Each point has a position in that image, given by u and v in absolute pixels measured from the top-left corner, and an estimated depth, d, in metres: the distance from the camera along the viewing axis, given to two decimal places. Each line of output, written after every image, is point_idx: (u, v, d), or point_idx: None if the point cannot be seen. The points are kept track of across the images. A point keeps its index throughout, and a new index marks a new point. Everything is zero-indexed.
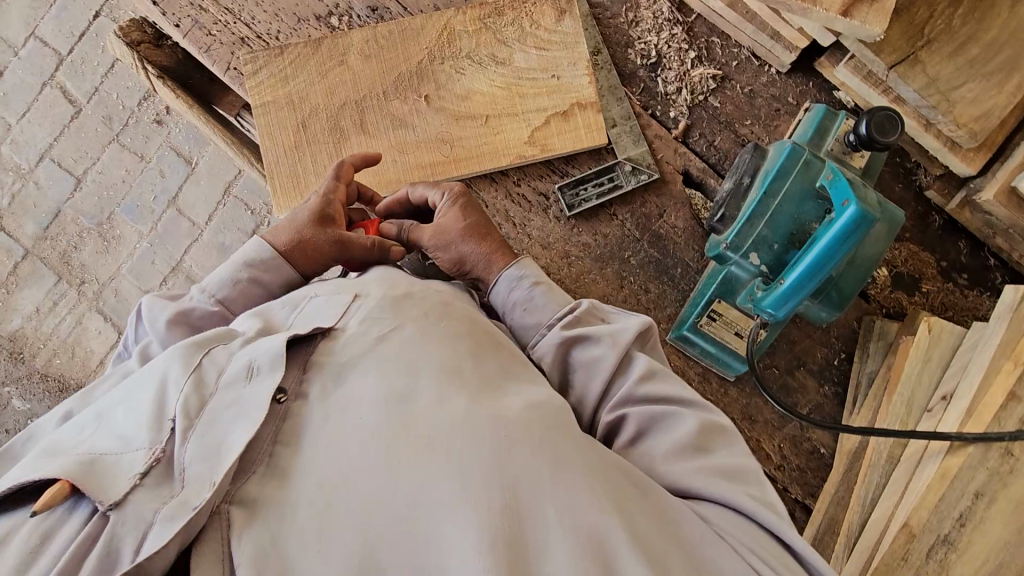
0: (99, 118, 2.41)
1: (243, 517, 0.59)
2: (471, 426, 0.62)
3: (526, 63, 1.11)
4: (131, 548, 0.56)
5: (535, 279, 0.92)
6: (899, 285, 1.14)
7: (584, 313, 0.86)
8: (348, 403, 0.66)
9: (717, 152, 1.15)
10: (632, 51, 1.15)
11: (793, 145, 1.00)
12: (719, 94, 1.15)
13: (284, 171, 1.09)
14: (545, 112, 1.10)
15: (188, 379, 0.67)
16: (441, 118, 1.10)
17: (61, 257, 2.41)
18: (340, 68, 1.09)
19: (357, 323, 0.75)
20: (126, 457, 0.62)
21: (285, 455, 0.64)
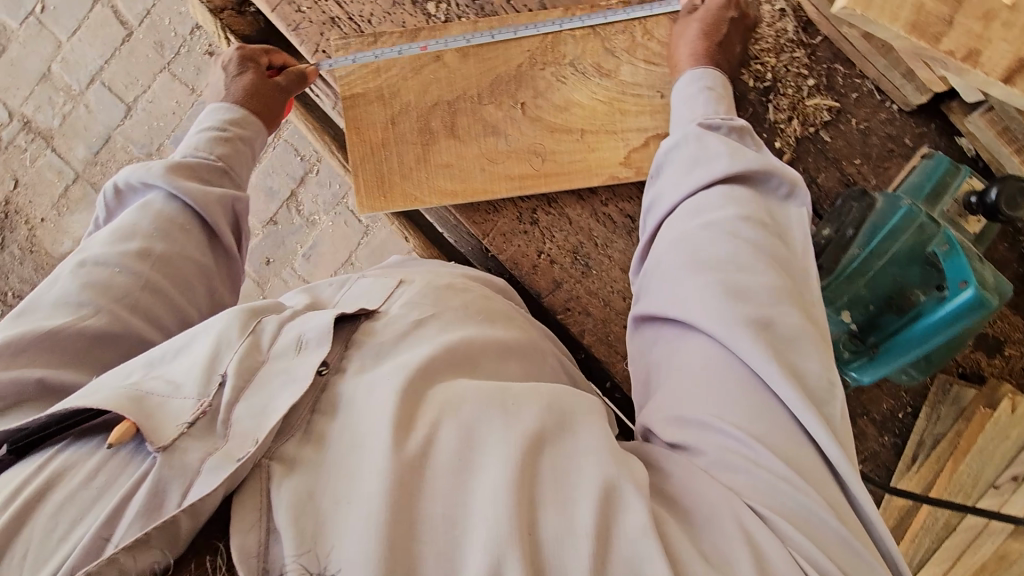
0: (151, 44, 2.33)
1: (284, 471, 0.56)
2: (483, 398, 0.64)
3: (633, 77, 1.04)
4: (178, 494, 0.54)
5: (711, 84, 0.94)
6: (980, 345, 1.12)
7: (733, 127, 0.89)
8: (377, 380, 0.65)
9: (818, 190, 1.09)
10: (746, 70, 1.07)
11: (911, 205, 0.94)
12: (831, 128, 1.08)
13: (370, 170, 1.06)
14: (645, 133, 1.04)
15: (243, 341, 0.66)
16: (536, 129, 1.05)
17: (111, 185, 2.41)
18: (436, 64, 1.03)
19: (399, 307, 0.78)
20: (175, 403, 0.60)
21: (322, 424, 0.62)
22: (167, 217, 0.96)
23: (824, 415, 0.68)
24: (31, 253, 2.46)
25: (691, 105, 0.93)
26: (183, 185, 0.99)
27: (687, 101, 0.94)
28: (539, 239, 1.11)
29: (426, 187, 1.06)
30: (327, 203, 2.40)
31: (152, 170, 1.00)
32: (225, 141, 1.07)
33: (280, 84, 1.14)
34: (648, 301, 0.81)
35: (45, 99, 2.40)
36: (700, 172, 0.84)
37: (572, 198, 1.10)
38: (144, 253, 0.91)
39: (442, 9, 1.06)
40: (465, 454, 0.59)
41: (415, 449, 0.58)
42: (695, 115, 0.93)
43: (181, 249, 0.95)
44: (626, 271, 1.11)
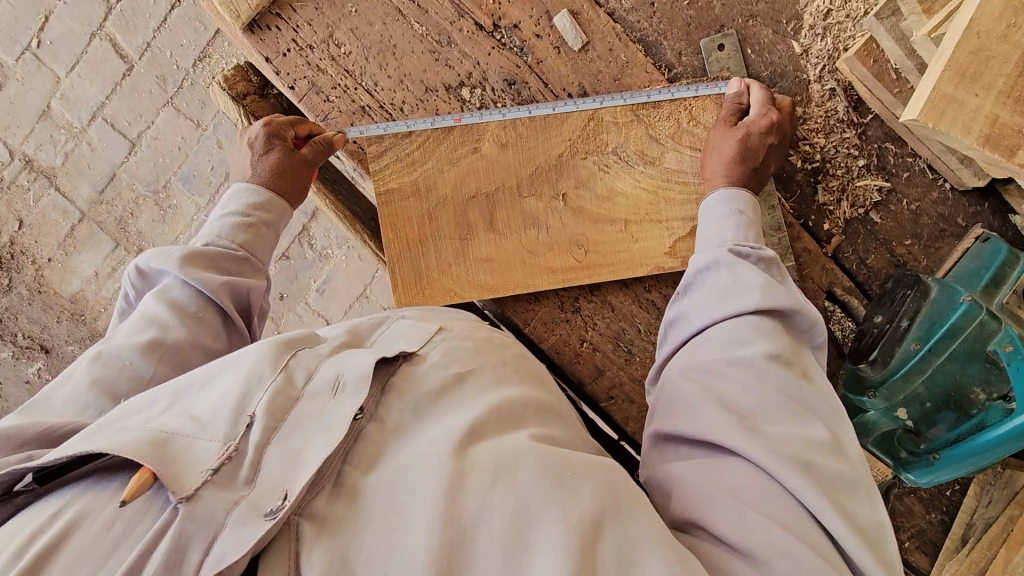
0: (153, 78, 2.26)
1: (315, 531, 0.57)
2: (534, 464, 0.63)
3: (678, 165, 1.00)
4: (200, 550, 0.53)
5: (743, 206, 0.91)
6: None
7: (764, 257, 0.87)
8: (421, 441, 0.66)
9: (867, 272, 1.06)
10: (794, 151, 1.03)
11: (969, 302, 0.92)
12: (882, 208, 1.05)
13: (408, 265, 1.03)
14: (691, 222, 1.01)
15: (278, 375, 0.67)
16: (578, 220, 1.01)
17: (118, 223, 2.37)
18: (473, 156, 0.99)
19: (440, 355, 0.77)
20: (199, 445, 0.60)
21: (352, 477, 0.63)
22: (180, 306, 0.85)
23: (853, 516, 0.67)
24: (39, 294, 2.42)
25: (722, 225, 0.91)
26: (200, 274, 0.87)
27: (718, 221, 0.91)
28: (581, 327, 1.08)
29: (466, 283, 1.03)
30: (341, 238, 2.36)
31: (169, 257, 0.89)
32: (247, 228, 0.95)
33: (308, 160, 0.99)
34: (669, 424, 0.78)
35: (45, 137, 2.33)
36: (728, 306, 0.82)
37: (615, 285, 1.06)
38: (155, 344, 0.80)
39: (477, 94, 1.02)
40: (518, 523, 0.58)
41: (461, 517, 0.58)
42: (726, 239, 0.90)
43: (194, 337, 0.84)
44: None
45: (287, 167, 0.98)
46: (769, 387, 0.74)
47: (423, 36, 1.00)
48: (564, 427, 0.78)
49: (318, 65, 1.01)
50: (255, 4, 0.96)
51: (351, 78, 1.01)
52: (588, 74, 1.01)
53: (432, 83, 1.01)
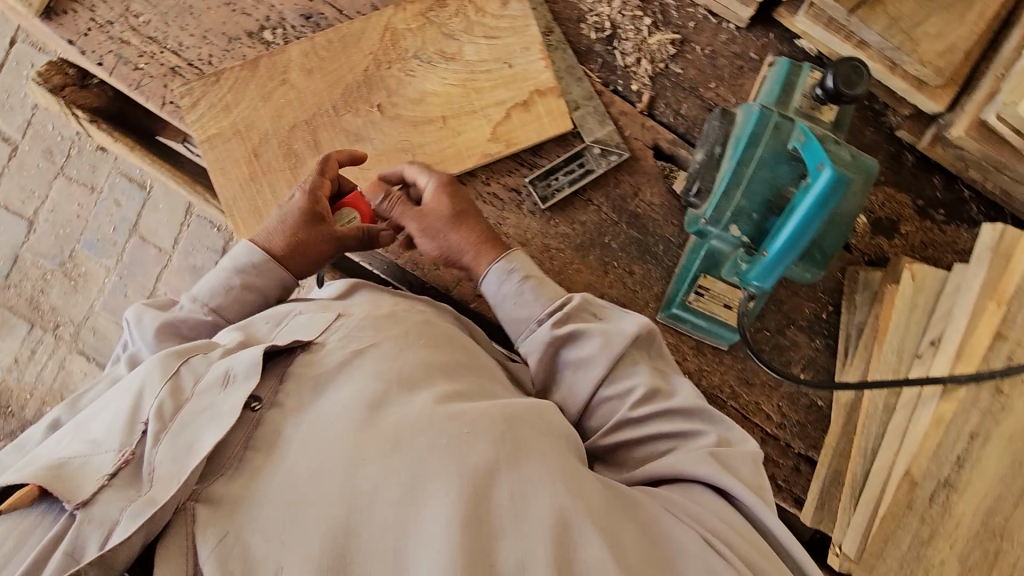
0: (39, 154, 2.29)
1: (207, 512, 0.70)
2: (434, 423, 0.76)
3: (477, 55, 1.06)
4: (97, 540, 0.66)
5: (523, 274, 1.00)
6: (878, 230, 1.15)
7: (573, 309, 0.97)
8: (323, 411, 0.79)
9: (685, 121, 1.12)
10: (586, 25, 1.11)
11: (762, 109, 0.98)
12: (679, 59, 1.12)
13: (243, 206, 1.04)
14: (504, 104, 1.06)
15: (163, 387, 0.78)
16: (398, 126, 1.05)
17: (30, 303, 2.33)
18: (284, 87, 1.04)
19: (338, 338, 0.88)
20: (95, 459, 0.72)
21: (252, 458, 0.75)
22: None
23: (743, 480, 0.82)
24: None
25: (522, 303, 0.99)
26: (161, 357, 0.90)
27: (514, 301, 0.99)
28: (432, 233, 1.09)
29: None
30: None
31: (146, 330, 0.94)
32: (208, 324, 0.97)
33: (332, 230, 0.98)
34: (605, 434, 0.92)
35: None
36: (609, 383, 0.92)
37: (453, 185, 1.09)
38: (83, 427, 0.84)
39: (278, 34, 1.06)
40: (413, 481, 0.71)
41: (361, 485, 0.71)
42: (530, 313, 0.98)
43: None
44: (525, 244, 1.10)
45: (306, 234, 0.96)
46: (682, 455, 0.85)
47: None
48: (471, 374, 0.91)
49: (121, 39, 1.05)
50: None
51: (156, 44, 1.06)
52: None
53: (234, 34, 1.06)
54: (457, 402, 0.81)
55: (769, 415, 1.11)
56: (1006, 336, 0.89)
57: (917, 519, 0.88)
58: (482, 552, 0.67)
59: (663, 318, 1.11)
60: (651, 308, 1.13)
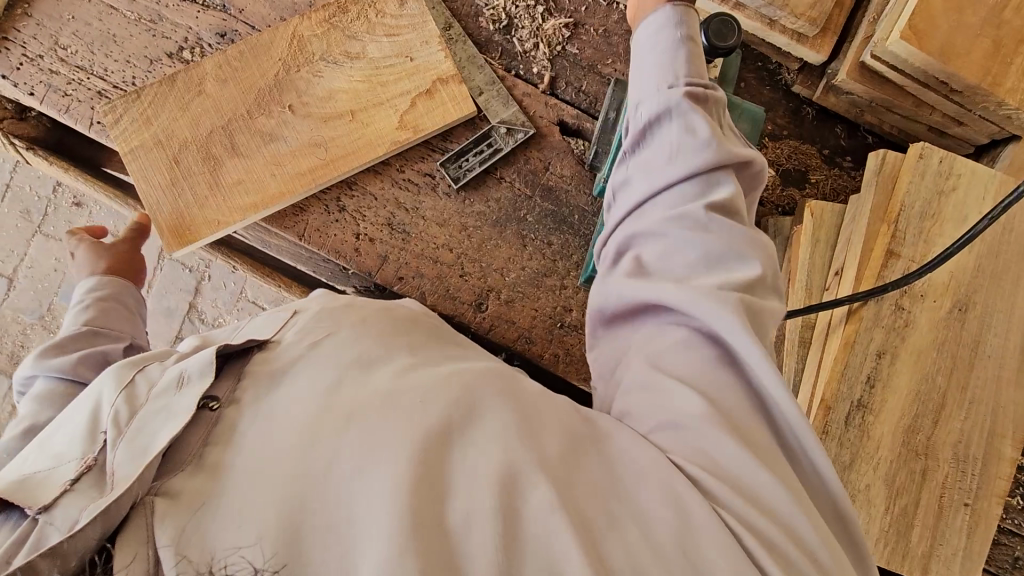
0: (18, 214, 2.39)
1: (167, 504, 0.57)
2: (394, 397, 0.64)
3: (380, 52, 1.12)
4: (59, 537, 0.54)
5: (699, 95, 0.79)
6: (788, 182, 1.17)
7: (722, 156, 0.75)
8: (281, 394, 0.66)
9: (587, 97, 1.18)
10: (483, 18, 1.18)
11: None
12: (575, 40, 1.18)
13: (167, 210, 1.09)
14: (409, 94, 1.12)
15: (120, 395, 0.66)
16: (309, 123, 1.11)
17: (11, 359, 2.37)
18: (201, 98, 1.11)
19: (294, 333, 0.74)
20: (59, 469, 0.61)
21: (214, 450, 0.62)
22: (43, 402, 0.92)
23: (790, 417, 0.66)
24: None
25: (681, 125, 0.77)
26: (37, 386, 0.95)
27: (660, 114, 0.78)
28: (352, 222, 1.14)
29: (227, 208, 1.09)
30: (228, 303, 2.37)
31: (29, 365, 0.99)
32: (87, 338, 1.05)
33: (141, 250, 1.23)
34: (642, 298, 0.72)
35: None
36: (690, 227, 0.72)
37: (370, 176, 1.15)
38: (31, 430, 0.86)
39: (196, 53, 1.14)
40: (380, 466, 0.58)
41: (318, 474, 0.58)
42: (666, 143, 0.77)
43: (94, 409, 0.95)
44: (442, 225, 1.15)
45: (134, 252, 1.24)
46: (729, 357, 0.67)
47: (137, 20, 1.15)
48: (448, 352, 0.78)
49: (50, 69, 1.13)
50: None
51: (82, 71, 1.14)
52: (285, 8, 1.16)
53: (154, 56, 1.14)
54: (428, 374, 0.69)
55: None
56: (899, 254, 0.90)
57: (835, 443, 0.88)
58: (438, 546, 0.54)
59: (583, 283, 1.13)
60: (572, 276, 1.15)
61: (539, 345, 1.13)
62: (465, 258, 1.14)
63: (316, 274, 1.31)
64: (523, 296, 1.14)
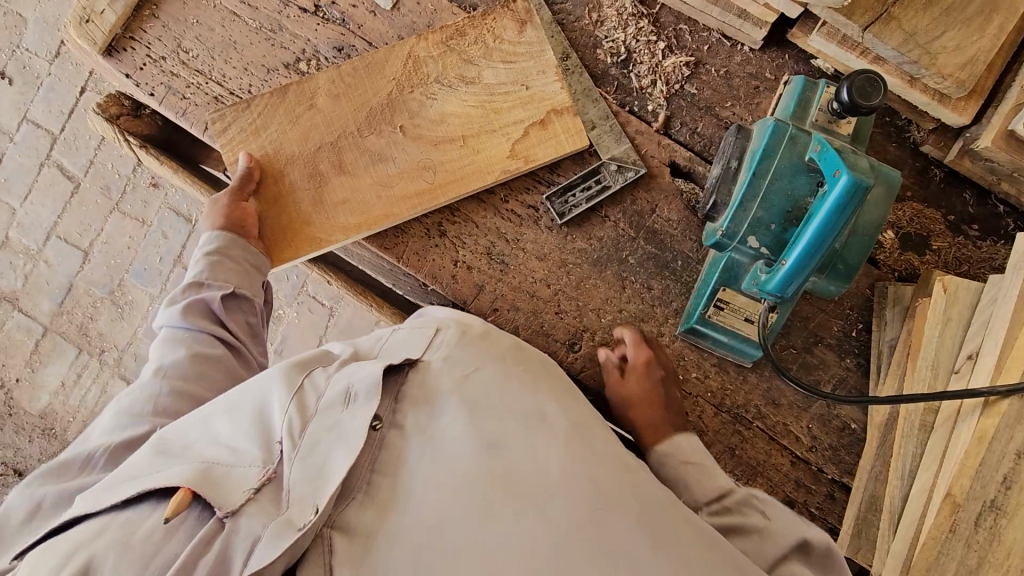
0: (98, 190, 2.45)
1: (344, 541, 0.64)
2: (552, 472, 0.68)
3: (496, 79, 1.10)
4: (242, 558, 0.61)
5: (687, 458, 0.93)
6: (907, 246, 1.11)
7: (735, 503, 0.85)
8: (445, 440, 0.71)
9: (701, 139, 1.14)
10: (601, 50, 1.14)
11: (776, 122, 0.97)
12: (695, 80, 1.14)
13: (274, 224, 1.09)
14: (522, 124, 1.10)
15: (292, 401, 0.73)
16: (419, 145, 1.10)
17: (79, 330, 2.45)
18: (312, 112, 1.10)
19: (441, 359, 0.82)
20: (239, 470, 0.68)
21: (381, 484, 0.69)
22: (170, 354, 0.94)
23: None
24: (9, 416, 2.44)
25: (680, 490, 0.91)
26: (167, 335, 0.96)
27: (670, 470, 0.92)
28: (451, 248, 1.13)
29: (330, 226, 1.09)
30: (289, 295, 2.41)
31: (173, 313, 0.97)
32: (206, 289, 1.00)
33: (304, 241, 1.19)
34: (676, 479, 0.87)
35: (7, 265, 2.48)
36: None
37: (473, 203, 1.13)
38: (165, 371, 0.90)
39: (313, 65, 1.15)
40: (548, 537, 0.63)
41: (491, 540, 0.63)
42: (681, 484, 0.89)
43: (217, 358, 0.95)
44: (542, 259, 1.13)
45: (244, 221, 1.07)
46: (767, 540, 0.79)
47: (258, 28, 1.15)
48: (579, 405, 0.83)
49: (172, 71, 1.15)
50: (108, 31, 1.13)
51: (202, 75, 1.15)
52: (404, 27, 1.15)
53: (272, 65, 1.15)
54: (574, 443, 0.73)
55: (799, 437, 1.08)
56: None
57: (962, 544, 0.85)
58: None
59: (683, 332, 1.10)
60: (671, 323, 1.12)
61: None
62: (563, 295, 1.12)
63: (401, 291, 1.30)
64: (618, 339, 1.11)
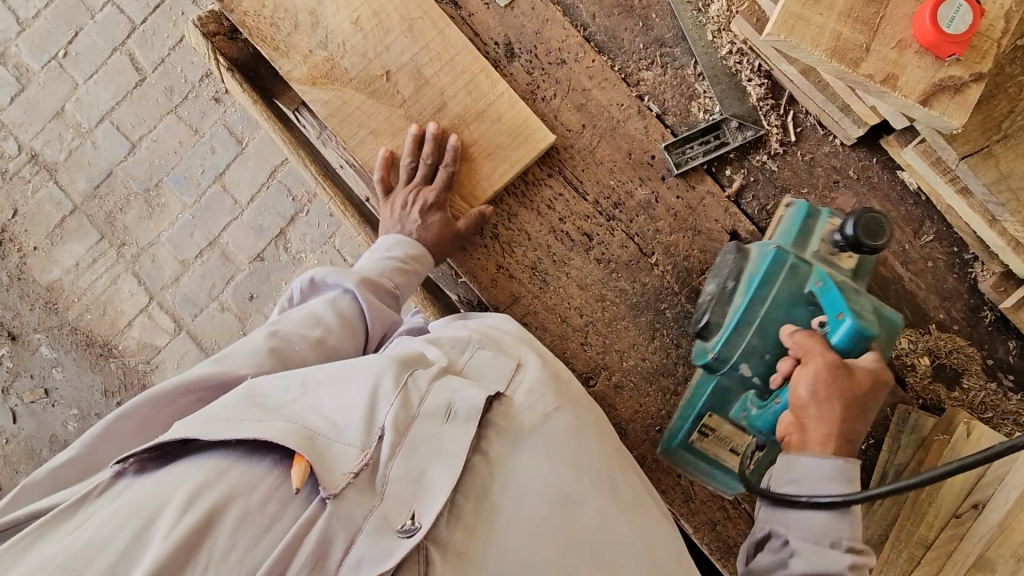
0: (161, 89, 2.47)
1: (437, 562, 0.66)
2: (617, 542, 0.75)
3: (585, 104, 1.14)
4: (343, 547, 0.63)
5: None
6: (939, 376, 1.12)
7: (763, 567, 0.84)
8: (525, 474, 0.76)
9: (768, 217, 1.14)
10: (695, 104, 1.14)
11: (777, 250, 0.96)
12: (779, 158, 1.13)
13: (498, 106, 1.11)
14: (631, 98, 1.14)
15: (397, 395, 0.74)
16: (507, 140, 1.11)
17: (106, 217, 2.47)
18: (439, 60, 1.11)
19: (525, 396, 0.84)
20: (340, 450, 0.69)
21: (463, 508, 0.72)
22: (344, 315, 0.95)
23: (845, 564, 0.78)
24: (18, 280, 2.47)
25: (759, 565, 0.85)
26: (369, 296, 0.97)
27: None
28: (499, 252, 1.14)
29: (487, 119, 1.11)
30: (315, 241, 2.43)
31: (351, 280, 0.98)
32: (404, 273, 1.05)
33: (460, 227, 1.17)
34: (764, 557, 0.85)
35: (54, 136, 2.50)
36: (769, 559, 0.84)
37: (531, 215, 1.14)
38: (321, 344, 0.90)
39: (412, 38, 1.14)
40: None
41: None
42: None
43: (348, 346, 0.94)
44: (583, 288, 1.13)
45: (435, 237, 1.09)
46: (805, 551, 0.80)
47: None
48: (633, 471, 0.89)
49: None
50: None
51: None
52: (514, 28, 1.15)
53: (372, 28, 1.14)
54: (630, 513, 0.80)
55: None
56: None
57: None
58: None
59: (663, 453, 1.08)
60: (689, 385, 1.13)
61: (632, 439, 1.13)
62: (593, 327, 1.13)
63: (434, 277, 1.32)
64: (634, 385, 1.12)
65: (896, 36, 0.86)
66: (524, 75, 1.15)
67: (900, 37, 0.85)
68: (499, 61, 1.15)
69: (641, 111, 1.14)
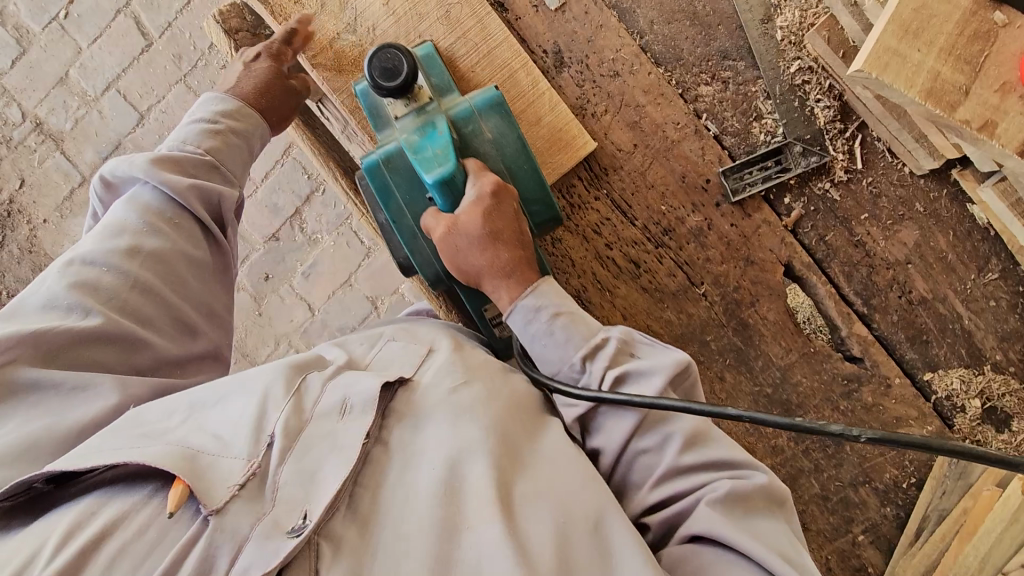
0: (169, 56, 2.34)
1: (333, 551, 0.64)
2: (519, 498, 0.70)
3: (636, 120, 1.06)
4: (227, 559, 0.61)
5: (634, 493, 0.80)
6: (989, 418, 1.07)
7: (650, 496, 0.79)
8: (422, 450, 0.74)
9: (826, 248, 1.08)
10: (758, 124, 1.06)
11: (376, 159, 0.93)
12: (842, 186, 1.06)
13: (546, 121, 1.04)
14: (687, 116, 1.06)
15: (289, 402, 0.74)
16: (558, 159, 1.04)
17: None
18: (483, 67, 1.04)
19: (432, 377, 0.82)
20: (224, 461, 0.68)
21: (363, 498, 0.70)
22: (153, 211, 0.89)
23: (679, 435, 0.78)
24: (29, 254, 2.42)
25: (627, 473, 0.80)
26: (165, 175, 0.90)
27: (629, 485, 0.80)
28: None
29: (532, 136, 1.04)
30: (332, 223, 2.37)
31: (137, 164, 0.91)
32: (214, 134, 0.97)
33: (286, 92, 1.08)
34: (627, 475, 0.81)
35: (59, 103, 2.40)
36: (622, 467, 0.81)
37: (577, 239, 1.08)
38: (133, 251, 0.85)
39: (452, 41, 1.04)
40: (524, 561, 0.64)
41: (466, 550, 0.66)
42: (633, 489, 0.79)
43: (176, 245, 0.89)
44: (626, 317, 1.09)
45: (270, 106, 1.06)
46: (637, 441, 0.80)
47: None
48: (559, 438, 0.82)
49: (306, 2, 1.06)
50: None
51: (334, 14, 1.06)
52: (564, 34, 1.06)
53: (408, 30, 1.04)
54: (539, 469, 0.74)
55: (815, 564, 1.10)
56: None
57: None
58: None
59: None
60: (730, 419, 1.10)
61: None
62: None
63: None
64: None
65: (1000, 77, 0.78)
66: (573, 87, 1.06)
67: (1005, 79, 0.78)
68: (548, 69, 1.07)
69: (698, 131, 1.06)
